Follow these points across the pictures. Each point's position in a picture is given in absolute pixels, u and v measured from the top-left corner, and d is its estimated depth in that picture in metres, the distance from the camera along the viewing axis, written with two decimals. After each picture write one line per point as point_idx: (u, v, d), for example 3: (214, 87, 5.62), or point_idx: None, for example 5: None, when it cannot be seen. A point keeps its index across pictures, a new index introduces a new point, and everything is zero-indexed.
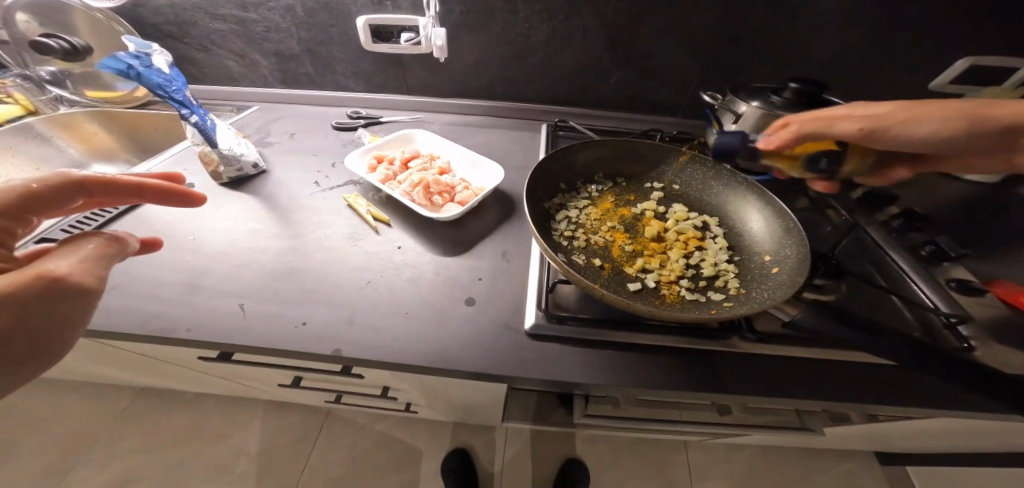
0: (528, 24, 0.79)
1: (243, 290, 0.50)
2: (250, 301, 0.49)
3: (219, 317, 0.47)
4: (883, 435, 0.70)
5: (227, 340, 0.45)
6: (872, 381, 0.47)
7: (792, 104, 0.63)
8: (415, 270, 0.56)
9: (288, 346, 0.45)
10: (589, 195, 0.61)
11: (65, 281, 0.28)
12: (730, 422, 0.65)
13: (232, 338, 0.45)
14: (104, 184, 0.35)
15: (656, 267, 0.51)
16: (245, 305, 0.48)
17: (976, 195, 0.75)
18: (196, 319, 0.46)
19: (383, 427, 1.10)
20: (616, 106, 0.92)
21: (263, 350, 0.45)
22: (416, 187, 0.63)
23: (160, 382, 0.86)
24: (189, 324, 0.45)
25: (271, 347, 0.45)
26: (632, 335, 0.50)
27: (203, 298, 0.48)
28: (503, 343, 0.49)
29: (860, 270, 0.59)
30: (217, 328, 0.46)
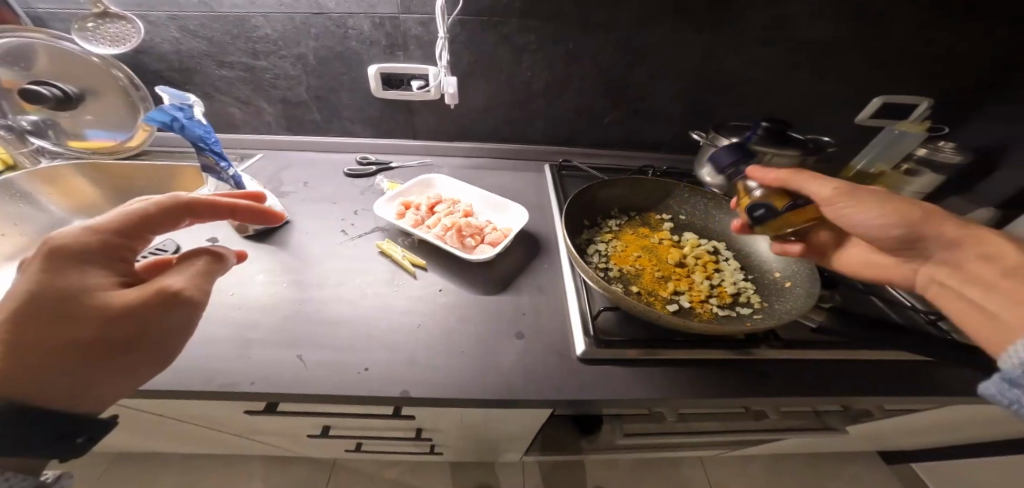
0: (532, 71, 0.86)
1: (298, 341, 0.48)
2: (309, 352, 0.48)
3: (278, 370, 0.45)
4: (878, 431, 0.79)
5: (290, 393, 0.43)
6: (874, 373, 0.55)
7: (765, 140, 0.74)
8: (463, 309, 0.57)
9: (354, 394, 0.45)
10: (611, 229, 0.66)
11: (179, 294, 0.33)
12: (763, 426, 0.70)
13: (296, 390, 0.44)
14: (205, 206, 0.39)
15: (686, 289, 0.57)
16: (304, 355, 0.47)
17: None
18: (255, 372, 0.45)
19: (393, 474, 1.04)
20: (609, 145, 1.01)
21: (328, 400, 0.44)
22: (449, 230, 0.65)
23: (148, 448, 0.77)
24: (252, 377, 0.44)
25: (336, 396, 0.44)
26: (676, 352, 0.54)
27: (257, 351, 0.47)
28: (562, 370, 0.52)
29: (844, 280, 0.69)
30: (279, 380, 0.44)
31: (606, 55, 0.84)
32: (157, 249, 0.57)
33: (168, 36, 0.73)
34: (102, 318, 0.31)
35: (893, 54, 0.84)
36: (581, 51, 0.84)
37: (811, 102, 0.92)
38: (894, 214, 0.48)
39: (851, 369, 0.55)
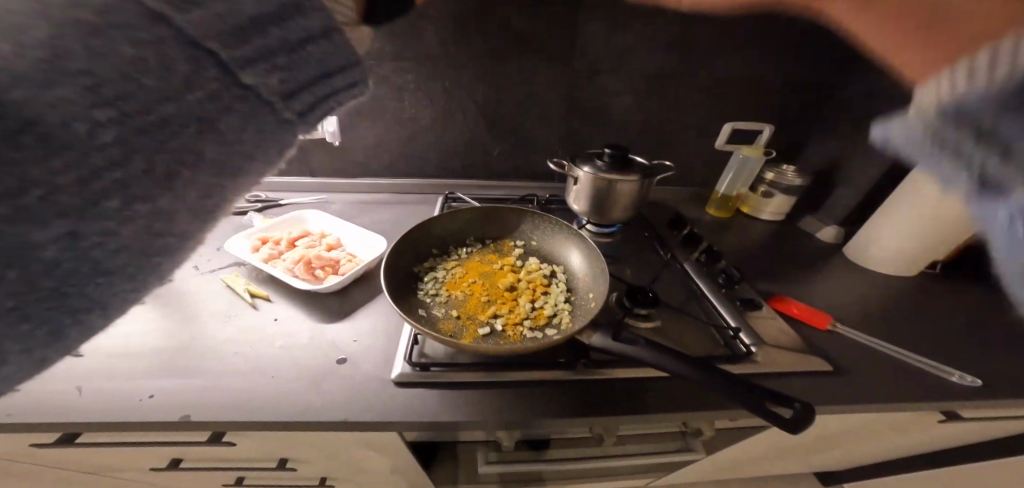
0: (414, 108, 0.93)
1: (85, 374, 0.51)
2: (89, 383, 0.50)
3: (56, 402, 0.48)
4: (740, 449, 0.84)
5: (65, 421, 0.46)
6: (672, 388, 0.60)
7: (613, 166, 0.79)
8: (289, 337, 0.60)
9: (132, 420, 0.47)
10: (457, 257, 0.70)
11: None
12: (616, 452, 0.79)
13: (67, 419, 0.46)
14: None
15: (504, 312, 0.60)
16: (84, 386, 0.50)
17: (768, 235, 1.01)
18: (24, 405, 0.47)
19: None
20: (502, 177, 1.08)
21: (110, 425, 0.47)
22: (298, 262, 0.69)
23: None
24: (10, 409, 0.46)
25: (115, 423, 0.47)
26: (489, 373, 0.57)
27: (46, 382, 0.50)
28: (365, 393, 0.54)
29: (679, 299, 0.75)
30: (47, 414, 0.47)
31: (480, 94, 0.92)
32: None
33: None
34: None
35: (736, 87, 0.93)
36: (456, 89, 0.91)
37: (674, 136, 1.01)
38: None
39: (650, 387, 0.59)
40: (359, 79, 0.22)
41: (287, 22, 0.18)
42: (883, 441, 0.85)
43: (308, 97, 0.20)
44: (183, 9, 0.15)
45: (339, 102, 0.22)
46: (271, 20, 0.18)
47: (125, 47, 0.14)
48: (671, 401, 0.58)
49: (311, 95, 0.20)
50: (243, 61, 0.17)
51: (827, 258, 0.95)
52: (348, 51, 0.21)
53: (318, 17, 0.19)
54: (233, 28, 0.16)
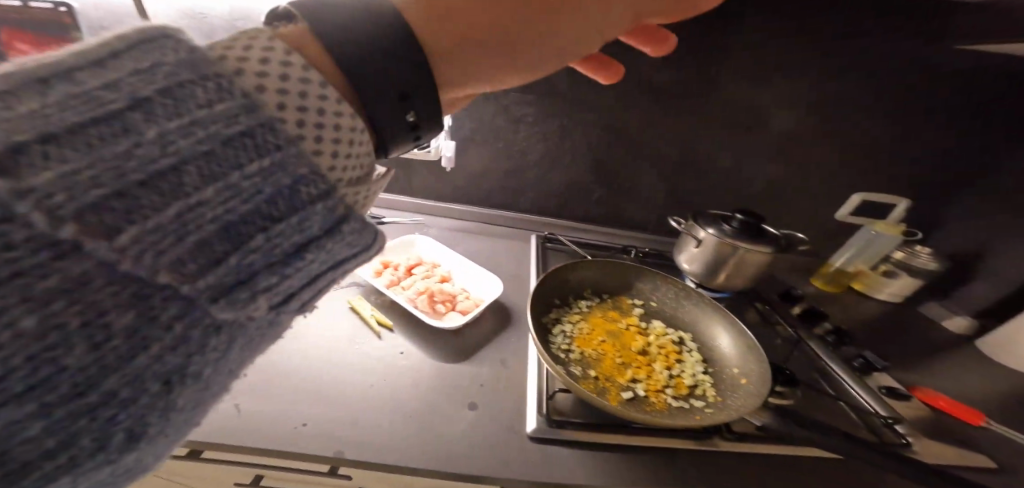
0: (526, 143, 0.93)
1: (240, 390, 0.51)
2: (246, 400, 0.50)
3: (214, 418, 0.47)
4: None
5: (227, 442, 0.45)
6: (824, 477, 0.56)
7: (740, 234, 0.76)
8: (419, 374, 0.58)
9: (291, 449, 0.46)
10: (580, 310, 0.68)
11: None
12: None
13: (227, 440, 0.45)
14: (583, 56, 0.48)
15: (644, 377, 0.57)
16: (241, 404, 0.49)
17: (878, 315, 0.95)
18: None
19: None
20: (595, 220, 1.05)
21: (265, 453, 0.46)
22: (422, 294, 0.68)
23: None
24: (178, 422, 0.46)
25: (272, 451, 0.46)
26: (632, 437, 0.55)
27: None
28: (505, 446, 0.51)
29: (810, 378, 0.72)
30: (208, 430, 0.46)
31: (596, 138, 0.91)
32: None
33: None
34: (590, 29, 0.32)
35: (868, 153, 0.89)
36: (573, 130, 0.91)
37: (788, 197, 0.96)
38: None
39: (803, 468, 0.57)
40: (372, 243, 0.21)
41: (292, 224, 0.17)
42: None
43: (331, 206, 0.19)
44: (151, 255, 0.13)
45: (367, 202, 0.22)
46: (275, 215, 0.17)
47: (114, 280, 0.12)
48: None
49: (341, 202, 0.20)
50: (226, 295, 0.15)
51: (950, 349, 0.88)
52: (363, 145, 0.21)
53: (322, 215, 0.18)
54: (220, 247, 0.15)
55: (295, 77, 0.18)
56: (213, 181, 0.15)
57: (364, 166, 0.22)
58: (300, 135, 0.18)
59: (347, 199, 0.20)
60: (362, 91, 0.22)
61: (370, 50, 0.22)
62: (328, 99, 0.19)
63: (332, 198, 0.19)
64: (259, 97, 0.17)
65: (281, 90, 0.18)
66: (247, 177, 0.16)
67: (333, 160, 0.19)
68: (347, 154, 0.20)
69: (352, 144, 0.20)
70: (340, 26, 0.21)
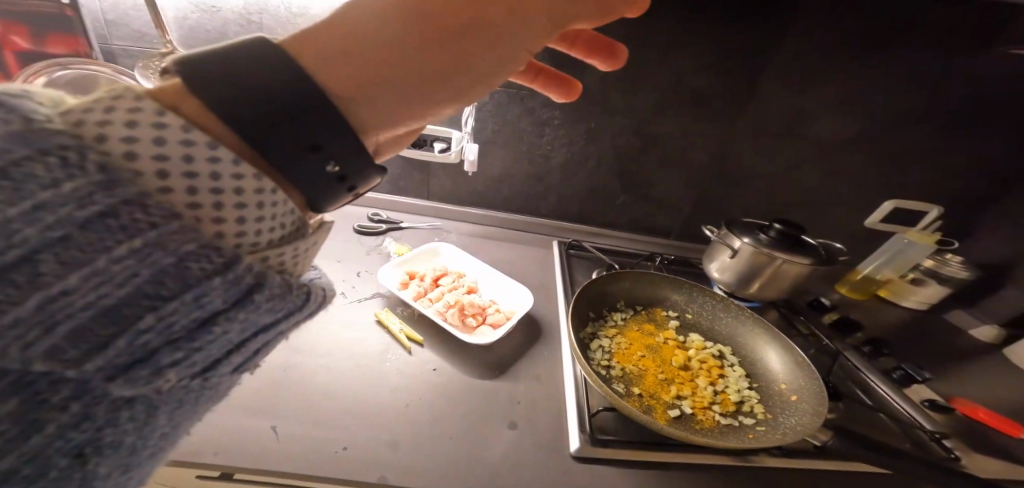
0: (551, 146, 0.89)
1: (275, 410, 0.47)
2: (283, 422, 0.47)
3: (249, 442, 0.44)
4: None
5: (265, 468, 0.42)
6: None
7: (778, 243, 0.72)
8: (455, 391, 0.55)
9: (330, 475, 0.43)
10: (615, 324, 0.65)
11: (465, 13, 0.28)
12: None
13: (266, 467, 0.42)
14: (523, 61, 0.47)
15: (689, 394, 0.55)
16: (277, 426, 0.46)
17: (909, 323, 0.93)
18: (222, 441, 0.43)
19: None
20: (618, 226, 1.02)
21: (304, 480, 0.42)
22: (452, 308, 0.64)
23: None
24: (215, 448, 0.43)
25: (312, 477, 0.42)
26: (680, 453, 0.52)
27: (234, 418, 0.46)
28: (551, 468, 0.49)
29: (848, 390, 0.70)
30: (246, 455, 0.43)
31: (624, 142, 0.88)
32: None
33: None
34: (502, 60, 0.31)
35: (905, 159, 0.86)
36: (601, 134, 0.87)
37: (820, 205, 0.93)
38: None
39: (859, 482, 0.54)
40: (300, 304, 0.24)
41: (186, 301, 0.18)
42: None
43: (245, 280, 0.20)
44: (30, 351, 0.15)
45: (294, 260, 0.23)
46: (177, 298, 0.18)
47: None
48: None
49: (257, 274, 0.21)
50: (125, 373, 0.17)
51: (984, 361, 0.86)
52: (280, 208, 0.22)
53: (223, 290, 0.19)
54: (109, 339, 0.17)
55: (202, 157, 0.19)
56: (77, 269, 0.15)
57: (287, 222, 0.23)
58: (196, 210, 0.19)
59: (261, 266, 0.21)
60: (257, 139, 0.21)
61: (265, 102, 0.20)
62: (244, 178, 0.20)
63: (234, 272, 0.20)
64: (136, 168, 0.18)
65: (160, 158, 0.18)
66: (119, 262, 0.16)
67: (240, 228, 0.20)
68: (254, 220, 0.21)
69: (266, 207, 0.21)
70: (230, 77, 0.20)
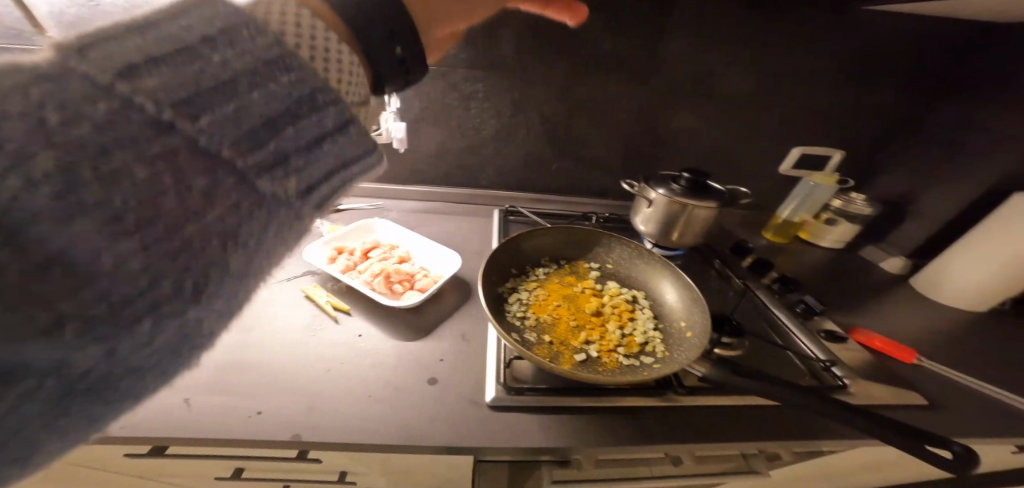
0: (480, 119, 0.92)
1: (188, 385, 0.49)
2: (196, 395, 0.48)
3: (159, 414, 0.46)
4: (805, 471, 0.85)
5: (177, 436, 0.44)
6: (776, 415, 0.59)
7: (688, 191, 0.78)
8: (378, 354, 0.58)
9: (244, 437, 0.45)
10: (537, 278, 0.69)
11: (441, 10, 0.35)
12: (689, 473, 0.76)
13: (175, 435, 0.44)
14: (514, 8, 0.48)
15: (596, 338, 0.59)
16: (190, 399, 0.48)
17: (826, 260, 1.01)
18: (132, 416, 0.45)
19: None
20: (557, 191, 1.06)
21: (216, 444, 0.45)
22: (377, 276, 0.67)
23: None
24: (123, 421, 0.45)
25: (225, 441, 0.45)
26: (586, 399, 0.56)
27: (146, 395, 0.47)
28: (464, 418, 0.52)
29: (755, 328, 0.71)
30: (156, 426, 0.45)
31: (549, 110, 0.91)
32: None
33: None
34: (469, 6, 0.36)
35: (809, 109, 0.92)
36: (526, 106, 0.91)
37: (738, 157, 0.99)
38: None
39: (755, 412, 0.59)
40: (330, 196, 0.24)
41: (234, 175, 0.19)
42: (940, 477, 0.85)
43: (298, 161, 0.21)
44: (147, 237, 0.16)
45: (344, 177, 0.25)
46: (222, 170, 0.18)
47: (50, 212, 0.14)
48: (772, 430, 0.57)
49: (321, 178, 0.23)
50: (182, 230, 0.17)
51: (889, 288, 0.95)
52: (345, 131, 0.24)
53: (266, 170, 0.20)
54: (151, 190, 0.16)
55: (254, 52, 0.20)
56: (160, 129, 0.16)
57: (335, 126, 0.23)
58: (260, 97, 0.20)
59: (300, 159, 0.22)
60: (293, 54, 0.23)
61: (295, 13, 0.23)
62: (291, 74, 0.21)
63: (277, 158, 0.20)
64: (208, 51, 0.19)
65: (220, 44, 0.19)
66: (191, 127, 0.17)
67: (293, 124, 0.21)
68: (317, 159, 0.23)
69: (310, 107, 0.22)
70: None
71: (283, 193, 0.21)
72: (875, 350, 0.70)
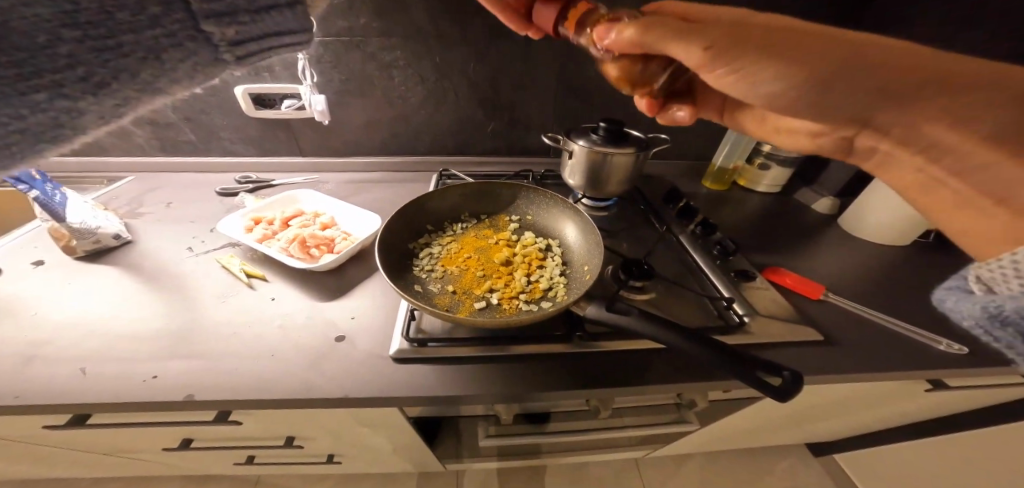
0: (404, 86, 0.91)
1: (89, 355, 0.50)
2: (94, 364, 0.49)
3: (57, 383, 0.47)
4: (741, 419, 0.88)
5: (67, 403, 0.45)
6: (681, 356, 0.61)
7: (606, 141, 0.78)
8: (288, 316, 0.60)
9: (135, 400, 0.46)
10: (453, 233, 0.70)
11: None
12: (620, 421, 0.80)
13: (69, 401, 0.45)
14: None
15: (500, 286, 0.60)
16: (88, 368, 0.49)
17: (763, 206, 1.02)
18: (27, 387, 0.46)
19: None
20: (495, 154, 1.06)
21: (106, 407, 0.46)
22: (293, 242, 0.68)
23: (33, 473, 0.80)
24: (17, 391, 0.45)
25: (115, 404, 0.46)
26: (489, 348, 0.58)
27: (43, 367, 0.48)
28: (368, 372, 0.54)
29: (672, 271, 0.73)
30: (52, 394, 0.46)
31: (473, 72, 0.90)
32: None
33: None
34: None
35: None
36: (448, 69, 0.89)
37: None
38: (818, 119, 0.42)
39: (658, 355, 0.61)
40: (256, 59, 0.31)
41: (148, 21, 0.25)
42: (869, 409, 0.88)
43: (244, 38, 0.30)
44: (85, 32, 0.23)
45: (276, 49, 0.33)
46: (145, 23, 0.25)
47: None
48: (665, 372, 0.59)
49: (252, 46, 0.30)
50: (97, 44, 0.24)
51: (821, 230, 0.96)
52: (292, 22, 0.32)
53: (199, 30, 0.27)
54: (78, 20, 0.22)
55: None
56: None
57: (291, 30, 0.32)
58: None
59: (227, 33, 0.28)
60: None
61: None
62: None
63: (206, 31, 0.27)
64: None
65: None
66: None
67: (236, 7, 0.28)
68: (259, 23, 0.30)
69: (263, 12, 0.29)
70: None
71: (215, 37, 0.28)
72: (785, 287, 0.72)
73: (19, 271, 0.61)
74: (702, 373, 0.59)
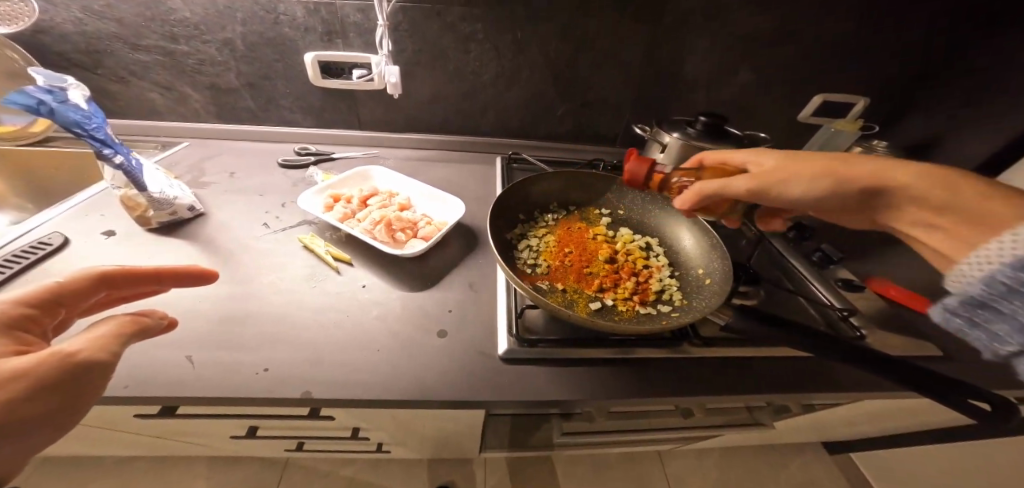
0: (480, 62, 0.84)
1: (189, 343, 0.47)
2: (199, 352, 0.46)
3: (162, 372, 0.43)
4: (805, 427, 0.87)
5: (178, 395, 0.42)
6: (792, 368, 0.58)
7: (705, 135, 0.73)
8: (384, 306, 0.56)
9: (249, 395, 0.43)
10: (546, 224, 0.66)
11: (77, 359, 0.27)
12: (695, 424, 0.77)
13: (180, 394, 0.42)
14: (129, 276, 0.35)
15: (611, 286, 0.56)
16: (193, 357, 0.46)
17: None
18: (134, 375, 0.43)
19: (352, 472, 1.09)
20: (562, 139, 1.01)
21: (219, 402, 0.43)
22: (378, 224, 0.63)
23: (82, 452, 0.77)
24: (126, 381, 0.42)
25: (226, 399, 0.43)
26: (602, 350, 0.54)
27: (145, 355, 0.45)
28: (478, 369, 0.50)
29: (772, 276, 0.70)
30: (163, 384, 0.42)
31: (556, 51, 0.84)
32: (39, 242, 0.54)
33: (69, 17, 0.68)
34: (79, 357, 0.27)
35: (838, 49, 0.84)
36: (530, 45, 0.82)
37: (755, 102, 0.93)
38: (818, 178, 0.44)
39: (772, 365, 0.58)
40: None
41: None
42: (934, 417, 0.85)
43: None
44: None
45: None
46: None
47: None
48: (776, 381, 0.56)
49: None
50: None
51: None
52: None
53: None
54: None
55: None
56: None
57: None
58: None
59: None
60: (70, 372, 0.26)
61: None
62: None
63: None
64: None
65: None
66: None
67: None
68: None
69: None
70: None
71: None
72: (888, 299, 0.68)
73: (90, 242, 0.56)
74: (815, 387, 0.56)
